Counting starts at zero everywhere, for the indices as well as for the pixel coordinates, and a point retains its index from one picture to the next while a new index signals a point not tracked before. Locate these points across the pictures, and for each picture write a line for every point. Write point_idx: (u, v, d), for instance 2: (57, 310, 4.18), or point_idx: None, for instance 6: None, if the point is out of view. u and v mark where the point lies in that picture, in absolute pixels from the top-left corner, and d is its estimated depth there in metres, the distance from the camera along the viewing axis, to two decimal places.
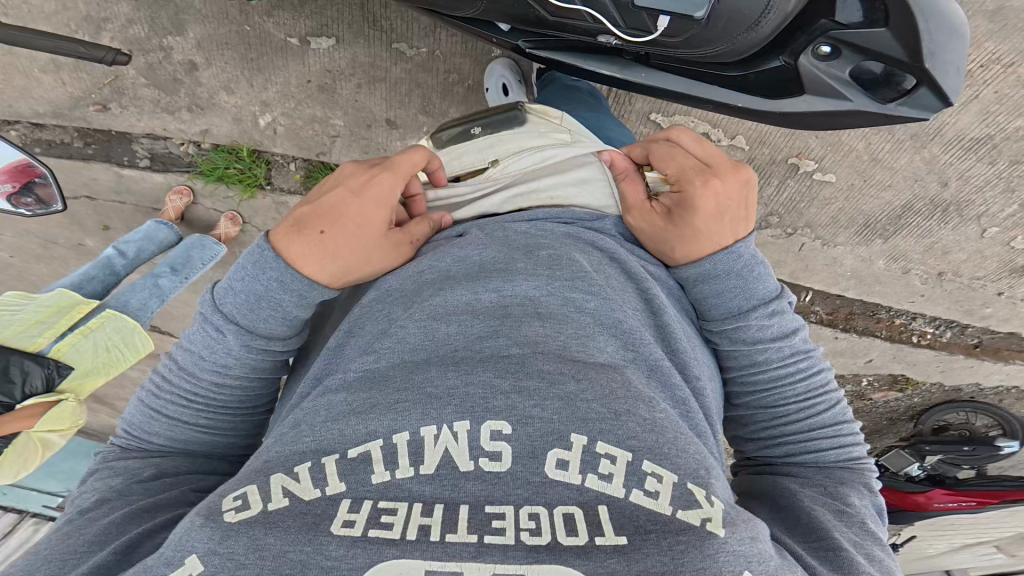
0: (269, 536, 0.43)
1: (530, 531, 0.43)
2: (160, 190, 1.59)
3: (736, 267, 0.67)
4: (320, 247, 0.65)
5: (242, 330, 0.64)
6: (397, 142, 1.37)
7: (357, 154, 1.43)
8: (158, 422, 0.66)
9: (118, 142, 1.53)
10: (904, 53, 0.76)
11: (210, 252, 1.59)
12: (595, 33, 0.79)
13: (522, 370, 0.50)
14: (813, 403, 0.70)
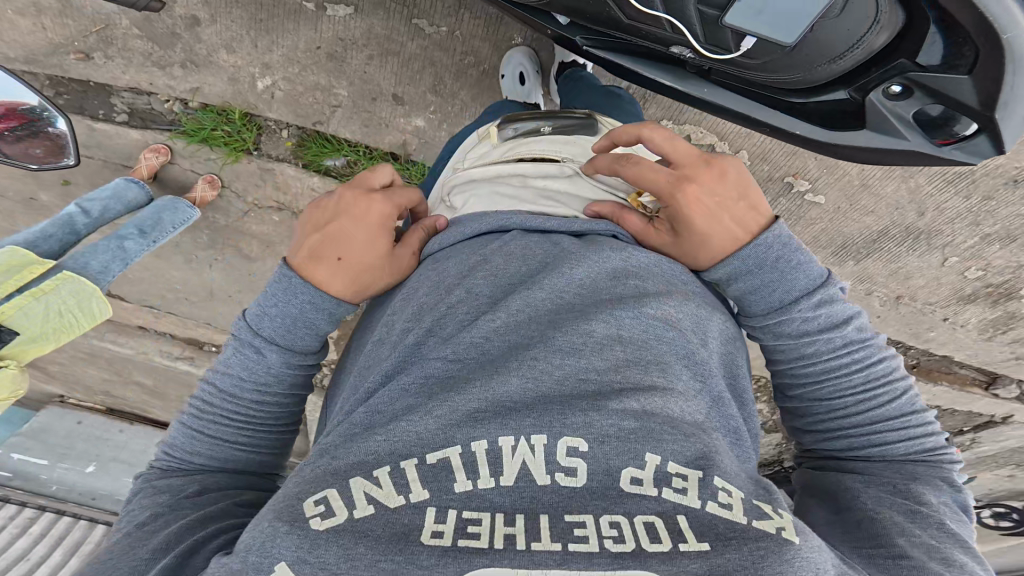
0: (362, 546, 0.49)
1: (614, 539, 0.49)
2: (135, 148, 1.50)
3: (767, 259, 0.71)
4: (340, 269, 0.73)
5: (282, 350, 0.72)
6: (402, 119, 1.37)
7: (357, 128, 1.40)
8: (199, 442, 0.71)
9: (95, 94, 1.43)
10: (977, 105, 0.75)
11: (182, 216, 1.48)
12: (669, 43, 0.79)
13: (598, 394, 0.56)
14: (875, 395, 0.72)
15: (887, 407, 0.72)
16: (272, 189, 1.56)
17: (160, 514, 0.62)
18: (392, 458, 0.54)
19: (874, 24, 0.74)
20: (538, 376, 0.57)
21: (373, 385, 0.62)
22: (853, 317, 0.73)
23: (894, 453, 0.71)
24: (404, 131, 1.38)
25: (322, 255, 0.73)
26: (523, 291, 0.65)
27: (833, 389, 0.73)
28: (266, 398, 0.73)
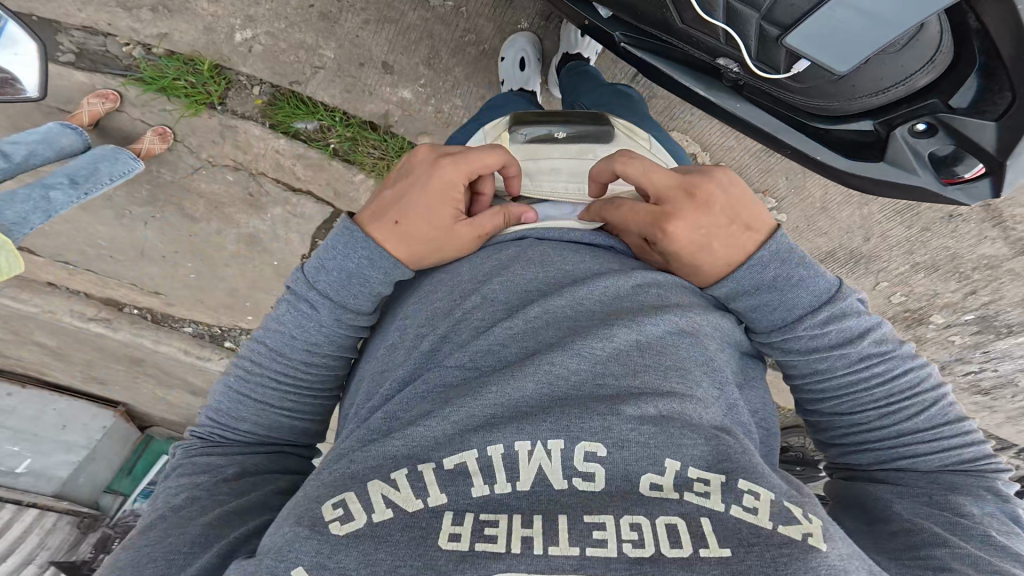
0: (382, 552, 0.51)
1: (633, 543, 0.49)
2: (78, 91, 1.44)
3: (765, 280, 0.72)
4: (400, 232, 0.77)
5: (336, 305, 0.77)
6: (387, 88, 1.40)
7: (337, 92, 1.43)
8: (247, 405, 0.79)
9: (40, 30, 1.40)
10: (995, 147, 0.73)
11: (123, 167, 1.45)
12: (718, 54, 0.78)
13: (616, 396, 0.58)
14: (900, 407, 0.72)
15: (913, 417, 0.72)
16: (231, 146, 1.54)
17: (196, 499, 0.71)
18: (410, 460, 0.57)
19: (929, 64, 0.71)
20: (554, 381, 0.60)
21: (392, 391, 0.65)
22: (869, 331, 0.72)
23: (928, 465, 0.71)
24: (389, 101, 1.42)
25: (387, 212, 0.78)
26: (556, 298, 0.67)
27: (854, 403, 0.74)
28: (314, 359, 0.79)
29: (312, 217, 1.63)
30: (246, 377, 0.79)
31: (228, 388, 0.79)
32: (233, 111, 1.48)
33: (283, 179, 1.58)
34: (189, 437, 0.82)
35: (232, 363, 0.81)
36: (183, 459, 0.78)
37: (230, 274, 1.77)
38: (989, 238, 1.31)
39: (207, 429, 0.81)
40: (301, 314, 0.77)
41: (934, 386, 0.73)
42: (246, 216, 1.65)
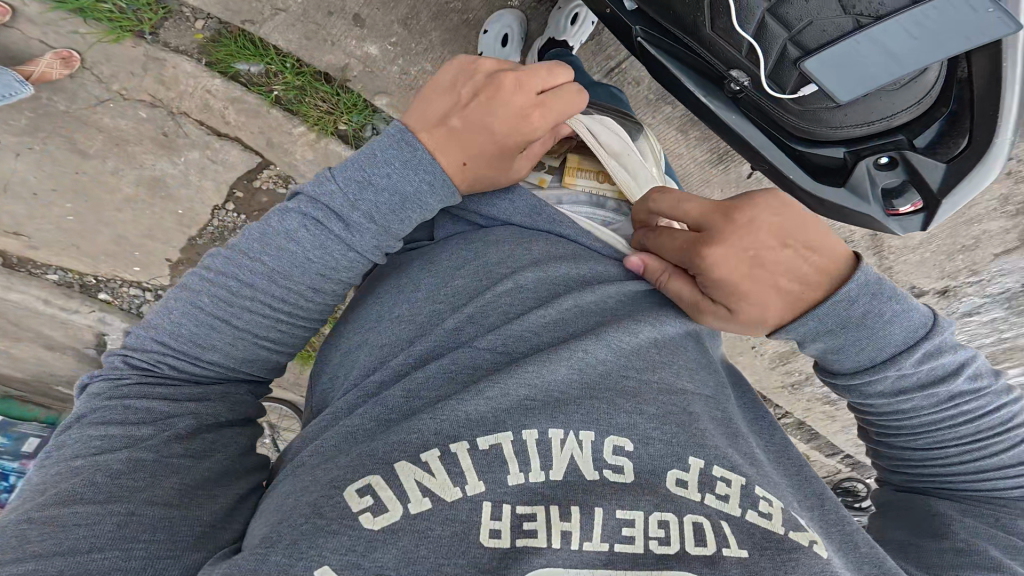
0: (422, 549, 0.56)
1: (659, 540, 0.59)
2: None
3: (844, 318, 0.77)
4: (469, 163, 0.81)
5: (378, 230, 0.78)
6: (352, 41, 1.41)
7: (295, 36, 1.40)
8: (221, 332, 0.76)
9: None
10: (938, 186, 0.91)
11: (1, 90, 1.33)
12: (733, 64, 0.96)
13: (643, 394, 0.69)
14: (985, 443, 0.80)
15: (1001, 454, 0.80)
16: (152, 79, 1.44)
17: (141, 463, 0.68)
18: (440, 440, 0.63)
19: (916, 106, 0.91)
20: (583, 369, 0.70)
21: (405, 365, 0.72)
22: (961, 367, 0.78)
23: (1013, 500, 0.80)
24: (352, 54, 1.42)
25: (453, 147, 0.80)
26: (586, 292, 0.78)
27: (936, 439, 0.82)
28: (323, 287, 0.79)
29: (235, 165, 1.55)
30: (225, 303, 0.75)
31: (197, 309, 0.75)
32: (165, 43, 1.43)
33: (209, 122, 1.50)
34: (121, 364, 0.76)
35: (207, 281, 0.75)
36: (114, 396, 0.73)
37: (120, 218, 1.60)
38: (870, 265, 1.58)
39: (161, 350, 0.76)
40: (332, 236, 0.76)
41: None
42: (154, 156, 1.53)
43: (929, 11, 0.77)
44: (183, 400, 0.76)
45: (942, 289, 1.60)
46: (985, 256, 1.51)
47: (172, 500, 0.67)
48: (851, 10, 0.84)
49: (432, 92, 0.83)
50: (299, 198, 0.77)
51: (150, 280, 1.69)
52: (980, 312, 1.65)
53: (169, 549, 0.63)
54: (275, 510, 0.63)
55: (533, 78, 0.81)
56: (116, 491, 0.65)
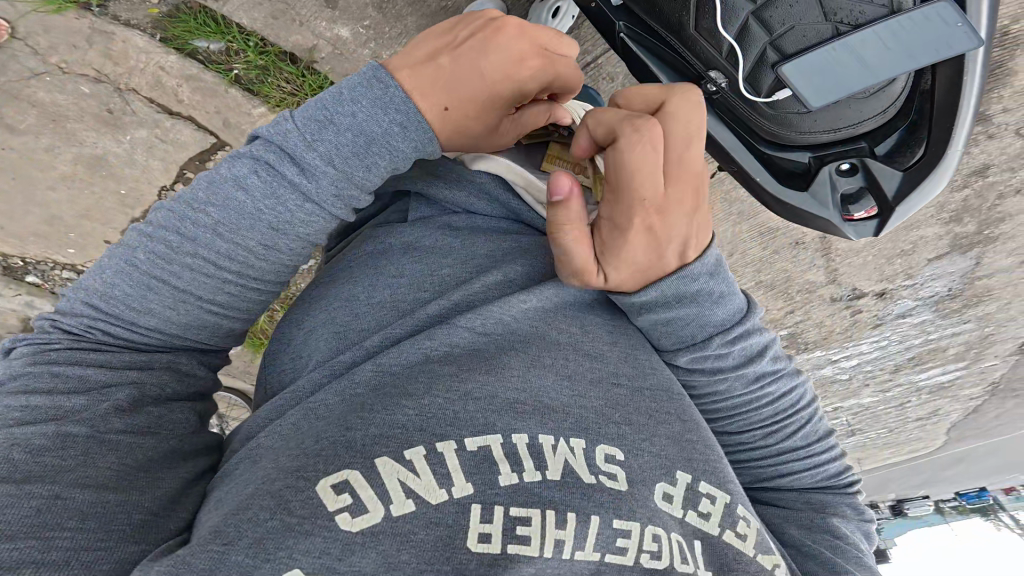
0: (405, 553, 0.57)
1: (652, 553, 0.65)
2: None
3: (687, 292, 0.77)
4: (449, 105, 0.73)
5: (337, 176, 0.69)
6: (322, 23, 1.37)
7: (261, 14, 1.36)
8: (158, 294, 0.68)
9: None
10: (894, 194, 0.99)
11: None
12: (712, 67, 1.00)
13: (632, 403, 0.73)
14: (783, 424, 0.89)
15: (794, 434, 0.90)
16: (99, 54, 1.36)
17: (71, 439, 0.62)
18: (426, 438, 0.63)
19: (880, 115, 1.00)
20: (569, 373, 0.72)
21: (376, 346, 0.73)
22: (765, 350, 0.86)
23: (807, 479, 0.91)
24: (320, 36, 1.38)
25: (433, 89, 0.72)
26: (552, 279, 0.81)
27: (745, 421, 0.89)
28: (276, 244, 0.70)
29: (187, 146, 1.47)
30: (164, 261, 0.67)
31: (133, 268, 0.67)
32: (115, 16, 1.34)
33: (160, 100, 1.42)
34: (50, 328, 0.69)
35: (146, 236, 0.67)
36: (38, 361, 0.66)
37: (54, 198, 1.49)
38: (817, 266, 1.69)
39: (91, 314, 0.68)
40: (287, 183, 0.68)
41: (810, 401, 0.92)
42: (96, 134, 1.43)
43: (902, 21, 0.86)
44: (120, 368, 0.69)
45: (880, 291, 1.72)
46: (920, 261, 1.66)
47: (107, 483, 0.61)
48: (831, 17, 0.91)
49: (427, 36, 0.78)
50: (256, 141, 0.69)
51: (87, 263, 1.57)
52: (911, 314, 1.78)
53: (100, 539, 0.57)
54: (233, 499, 0.61)
55: (541, 32, 0.77)
56: (38, 471, 0.58)
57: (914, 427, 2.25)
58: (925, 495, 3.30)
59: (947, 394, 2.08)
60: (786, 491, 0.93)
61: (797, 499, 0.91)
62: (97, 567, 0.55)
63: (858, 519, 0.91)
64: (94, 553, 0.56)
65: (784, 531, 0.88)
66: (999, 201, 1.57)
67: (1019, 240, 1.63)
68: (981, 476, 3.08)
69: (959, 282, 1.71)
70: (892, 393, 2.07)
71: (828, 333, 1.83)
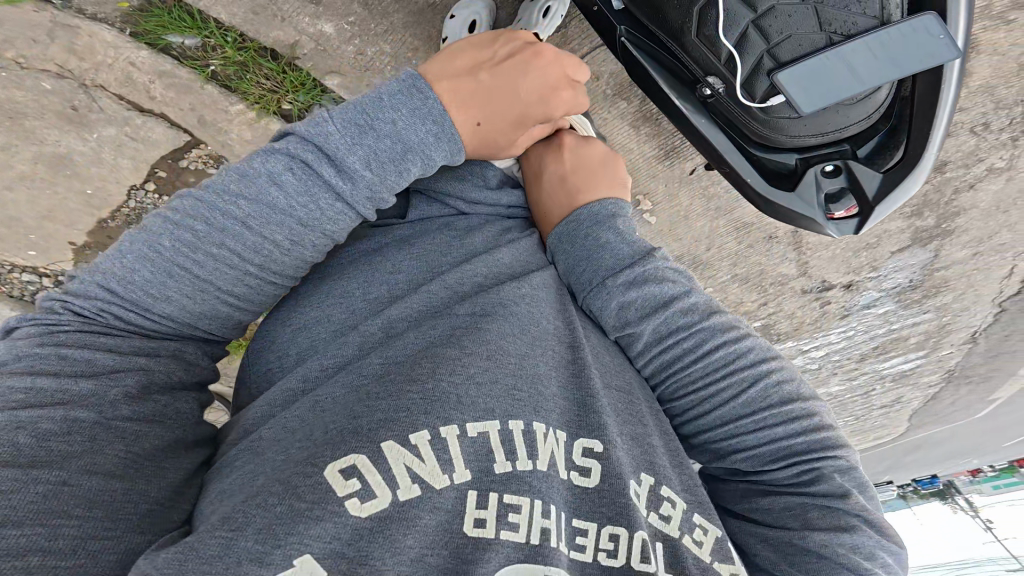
0: (410, 538, 0.57)
1: (608, 552, 0.65)
2: None
3: (580, 236, 0.86)
4: (481, 117, 0.79)
5: (372, 180, 0.69)
6: (305, 19, 1.36)
7: (242, 10, 1.34)
8: (178, 280, 0.67)
9: None
10: (874, 194, 1.07)
11: None
12: (710, 71, 1.03)
13: (629, 405, 0.77)
14: (717, 388, 0.78)
15: (734, 399, 0.78)
16: (61, 49, 1.31)
17: (78, 423, 0.60)
18: (430, 421, 0.63)
19: (865, 120, 1.03)
20: (557, 365, 0.75)
21: (371, 329, 0.75)
22: (672, 301, 0.81)
23: (765, 456, 0.79)
24: (303, 32, 1.37)
25: (473, 105, 0.77)
26: (539, 273, 0.84)
27: (680, 385, 0.82)
28: (302, 239, 0.70)
29: (159, 144, 1.43)
30: (189, 249, 0.66)
31: (156, 254, 0.66)
32: (79, 9, 1.30)
33: (130, 97, 1.38)
34: (61, 309, 0.68)
35: (172, 223, 0.67)
36: (47, 343, 0.65)
37: (12, 199, 1.43)
38: (789, 260, 1.75)
39: (106, 295, 0.67)
40: (322, 183, 0.68)
41: (756, 362, 0.79)
42: (59, 132, 1.38)
43: (892, 34, 0.91)
44: (128, 354, 0.68)
45: (847, 283, 1.80)
46: (883, 254, 1.75)
47: (114, 471, 0.60)
48: (826, 27, 0.95)
49: (465, 47, 0.81)
50: (290, 137, 0.69)
51: (50, 266, 1.51)
52: (875, 305, 1.87)
53: (107, 528, 0.56)
54: (240, 489, 0.61)
55: (572, 64, 0.86)
56: (43, 455, 0.56)
57: (879, 414, 2.36)
58: (888, 480, 3.48)
59: (908, 382, 2.19)
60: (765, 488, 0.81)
61: (772, 506, 0.78)
62: (103, 557, 0.54)
63: (854, 523, 0.74)
64: (102, 543, 0.55)
65: (755, 552, 0.78)
66: (955, 195, 1.66)
67: (972, 232, 1.73)
68: (939, 461, 3.25)
69: (919, 274, 1.81)
70: (858, 381, 2.17)
71: (798, 324, 1.90)
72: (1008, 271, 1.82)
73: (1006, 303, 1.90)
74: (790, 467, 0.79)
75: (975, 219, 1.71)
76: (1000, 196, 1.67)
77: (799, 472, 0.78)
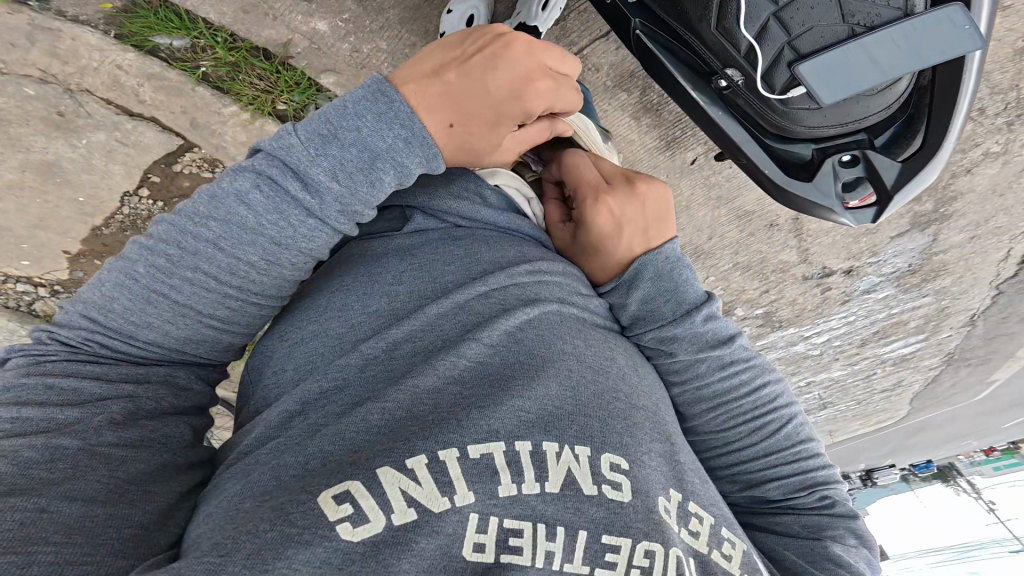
0: (405, 562, 0.55)
1: (642, 569, 0.64)
2: None
3: (661, 268, 0.83)
4: (457, 119, 0.70)
5: (343, 192, 0.65)
6: (298, 16, 1.33)
7: (232, 8, 1.30)
8: (156, 307, 0.65)
9: None
10: (892, 184, 1.05)
11: None
12: (730, 63, 1.00)
13: (654, 422, 0.73)
14: (764, 420, 0.87)
15: (777, 432, 0.88)
16: (43, 52, 1.27)
17: (61, 451, 0.59)
18: (428, 445, 0.60)
19: (886, 110, 1.01)
20: (574, 386, 0.69)
21: (373, 351, 0.70)
22: (736, 337, 0.87)
23: (791, 485, 0.88)
24: (296, 30, 1.33)
25: (442, 104, 0.69)
26: (554, 297, 0.77)
27: (728, 414, 0.87)
28: (279, 258, 0.67)
29: (151, 148, 1.39)
30: (165, 274, 0.64)
31: (132, 281, 0.64)
32: (59, 11, 1.26)
33: (118, 101, 1.34)
34: (47, 339, 0.66)
35: (146, 249, 0.64)
36: (33, 373, 0.64)
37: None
38: (790, 247, 1.73)
39: (88, 326, 0.66)
40: (290, 198, 0.64)
41: (789, 402, 0.90)
42: (46, 138, 1.35)
43: (916, 26, 0.89)
44: (115, 382, 0.67)
45: (848, 269, 1.79)
46: (883, 239, 1.72)
47: (96, 496, 0.58)
48: (848, 19, 0.93)
49: (432, 49, 0.74)
50: (257, 155, 0.65)
51: (44, 276, 1.48)
52: (876, 290, 1.85)
53: (86, 553, 0.54)
54: (230, 513, 0.59)
55: (547, 51, 0.74)
56: (22, 484, 0.55)
57: (880, 398, 2.36)
58: (890, 462, 3.49)
59: (908, 365, 2.18)
60: (783, 514, 0.89)
61: (794, 523, 0.88)
62: None
63: (857, 543, 0.86)
64: (80, 567, 0.53)
65: (783, 557, 0.85)
66: (952, 180, 1.64)
67: (970, 216, 1.71)
68: (940, 444, 3.25)
69: (918, 258, 1.79)
70: (859, 366, 2.16)
71: (800, 311, 1.89)
72: (1006, 253, 1.81)
73: (1004, 286, 1.89)
74: (812, 492, 0.89)
75: (972, 203, 1.69)
76: (996, 179, 1.65)
77: (819, 497, 0.89)
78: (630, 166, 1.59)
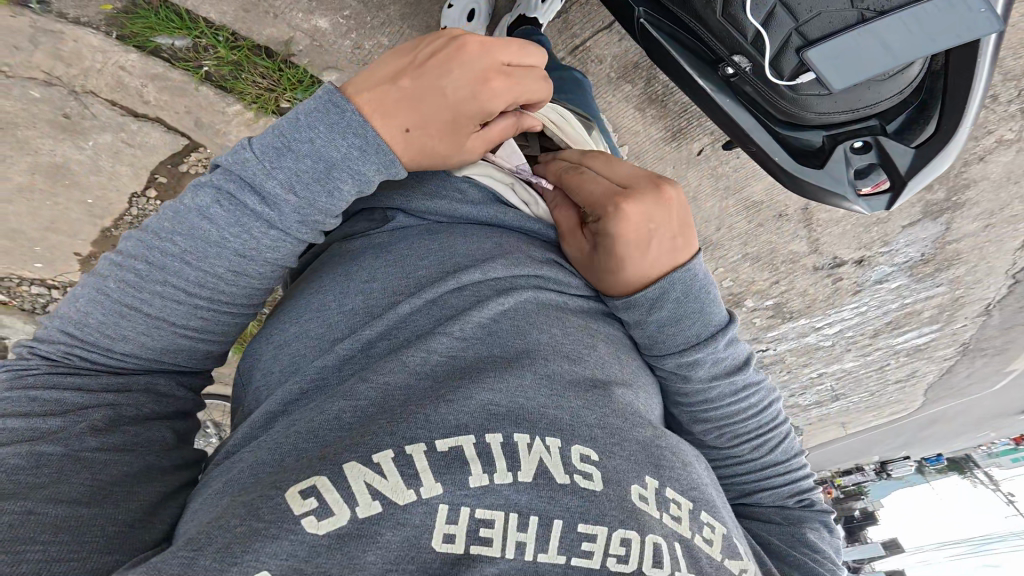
0: (371, 554, 0.54)
1: (619, 558, 0.61)
2: None
3: (692, 289, 0.80)
4: (414, 124, 0.68)
5: (301, 203, 0.64)
6: (299, 14, 1.33)
7: (235, 7, 1.30)
8: (128, 321, 0.65)
9: None
10: (907, 168, 1.03)
11: None
12: (736, 50, 0.99)
13: (633, 415, 0.72)
14: (767, 438, 0.88)
15: (774, 448, 0.89)
16: (47, 54, 1.27)
17: (46, 457, 0.59)
18: (393, 440, 0.59)
19: (898, 95, 0.99)
20: (549, 376, 0.68)
21: (349, 350, 0.69)
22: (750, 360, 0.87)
23: (783, 493, 0.90)
24: (298, 28, 1.33)
25: (399, 111, 0.67)
26: (530, 287, 0.76)
27: (733, 431, 0.87)
28: (247, 269, 0.67)
29: (157, 149, 1.40)
30: (135, 288, 0.64)
31: (103, 296, 0.64)
32: (61, 13, 1.26)
33: (123, 102, 1.34)
34: (28, 355, 0.67)
35: (117, 264, 0.65)
36: (15, 386, 0.64)
37: (12, 211, 1.40)
38: (800, 237, 1.70)
39: (64, 343, 0.66)
40: (252, 213, 0.64)
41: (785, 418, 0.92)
42: (53, 140, 1.35)
43: (927, 8, 0.87)
44: (96, 391, 0.67)
45: (859, 258, 1.76)
46: (895, 228, 1.69)
47: (80, 498, 0.58)
48: (858, 3, 0.90)
49: (385, 54, 0.72)
50: (216, 170, 0.65)
51: (56, 277, 1.50)
52: (887, 280, 1.82)
53: (72, 551, 0.54)
54: (214, 505, 0.59)
55: (503, 47, 0.71)
56: (9, 489, 0.55)
57: (894, 389, 2.33)
58: (905, 454, 3.45)
59: (922, 356, 2.15)
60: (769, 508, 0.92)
61: (777, 513, 0.90)
62: None
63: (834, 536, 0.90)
64: (68, 564, 0.53)
65: (767, 542, 0.86)
66: (964, 167, 1.60)
67: (983, 205, 1.68)
68: (956, 435, 3.21)
69: (930, 247, 1.75)
70: (872, 356, 2.13)
71: (811, 302, 1.86)
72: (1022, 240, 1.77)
73: (1020, 274, 1.85)
74: (800, 497, 0.91)
75: (986, 190, 1.65)
76: (1011, 166, 1.61)
77: (806, 501, 0.91)
78: (635, 158, 1.57)
